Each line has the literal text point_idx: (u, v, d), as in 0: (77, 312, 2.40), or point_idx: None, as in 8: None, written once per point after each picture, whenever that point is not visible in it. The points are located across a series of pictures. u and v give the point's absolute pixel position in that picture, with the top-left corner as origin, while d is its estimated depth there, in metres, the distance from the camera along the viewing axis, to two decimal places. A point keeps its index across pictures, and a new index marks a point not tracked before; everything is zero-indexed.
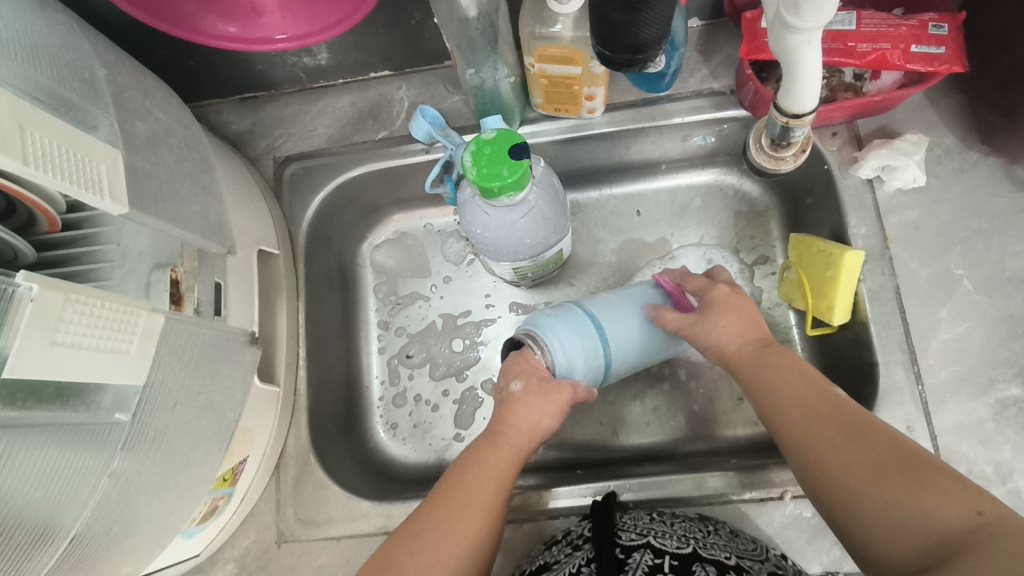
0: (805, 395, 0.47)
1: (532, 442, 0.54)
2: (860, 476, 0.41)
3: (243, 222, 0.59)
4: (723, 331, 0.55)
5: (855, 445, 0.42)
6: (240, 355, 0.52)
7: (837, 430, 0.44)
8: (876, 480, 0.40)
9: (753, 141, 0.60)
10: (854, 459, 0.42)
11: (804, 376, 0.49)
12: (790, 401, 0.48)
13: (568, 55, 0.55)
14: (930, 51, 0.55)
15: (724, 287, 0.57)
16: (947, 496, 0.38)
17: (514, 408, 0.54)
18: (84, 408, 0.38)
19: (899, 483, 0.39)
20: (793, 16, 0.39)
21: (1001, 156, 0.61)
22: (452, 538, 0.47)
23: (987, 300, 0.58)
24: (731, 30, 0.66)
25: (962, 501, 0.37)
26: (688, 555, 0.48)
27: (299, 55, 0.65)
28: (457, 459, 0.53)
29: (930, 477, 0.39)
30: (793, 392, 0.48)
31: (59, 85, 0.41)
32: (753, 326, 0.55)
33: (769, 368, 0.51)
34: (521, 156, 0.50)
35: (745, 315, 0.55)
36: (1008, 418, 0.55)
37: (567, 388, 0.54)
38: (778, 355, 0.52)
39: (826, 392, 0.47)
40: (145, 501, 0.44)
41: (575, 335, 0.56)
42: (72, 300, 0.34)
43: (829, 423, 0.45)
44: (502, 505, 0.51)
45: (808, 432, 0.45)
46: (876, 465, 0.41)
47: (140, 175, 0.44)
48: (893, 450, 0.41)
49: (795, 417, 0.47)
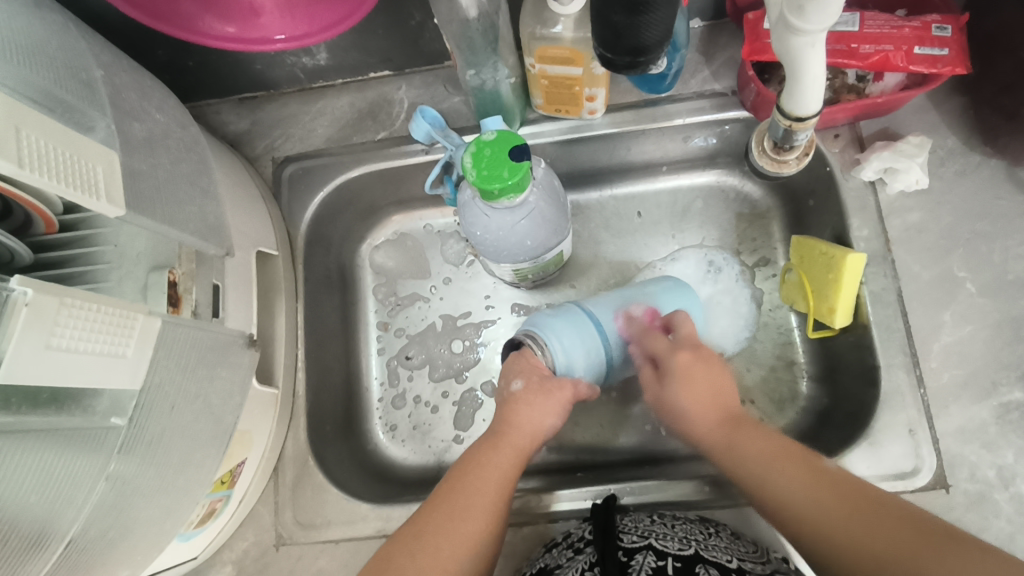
0: (791, 472, 0.46)
1: (533, 442, 0.54)
2: (887, 558, 0.39)
3: (242, 223, 0.59)
4: (690, 403, 0.54)
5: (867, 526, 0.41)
6: (238, 358, 0.51)
7: (840, 509, 0.42)
8: (905, 561, 0.38)
9: (755, 143, 0.60)
10: (874, 538, 0.40)
11: (778, 447, 0.48)
12: (785, 480, 0.46)
13: (569, 56, 0.55)
14: (933, 53, 0.55)
15: (689, 335, 0.57)
16: (977, 564, 0.36)
17: (515, 406, 0.54)
18: (80, 412, 0.38)
19: (928, 558, 0.37)
20: (797, 18, 0.39)
21: (1004, 157, 0.60)
22: (454, 539, 0.47)
23: (990, 302, 0.58)
24: (733, 31, 0.65)
25: (995, 570, 0.36)
26: (691, 557, 0.48)
27: (298, 55, 0.65)
28: (457, 461, 0.53)
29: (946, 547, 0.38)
30: (785, 469, 0.46)
31: (55, 86, 0.40)
32: (720, 394, 0.54)
33: (740, 449, 0.50)
34: (521, 158, 0.50)
35: (710, 382, 0.54)
36: (1012, 422, 0.55)
37: (568, 385, 0.54)
38: (753, 430, 0.51)
39: (809, 461, 0.47)
40: (141, 505, 0.43)
41: (576, 333, 0.56)
42: (67, 304, 0.34)
43: (831, 502, 0.43)
44: (503, 507, 0.50)
45: (811, 509, 0.44)
46: (892, 541, 0.39)
47: (137, 177, 0.43)
48: (902, 521, 0.40)
49: (794, 495, 0.45)
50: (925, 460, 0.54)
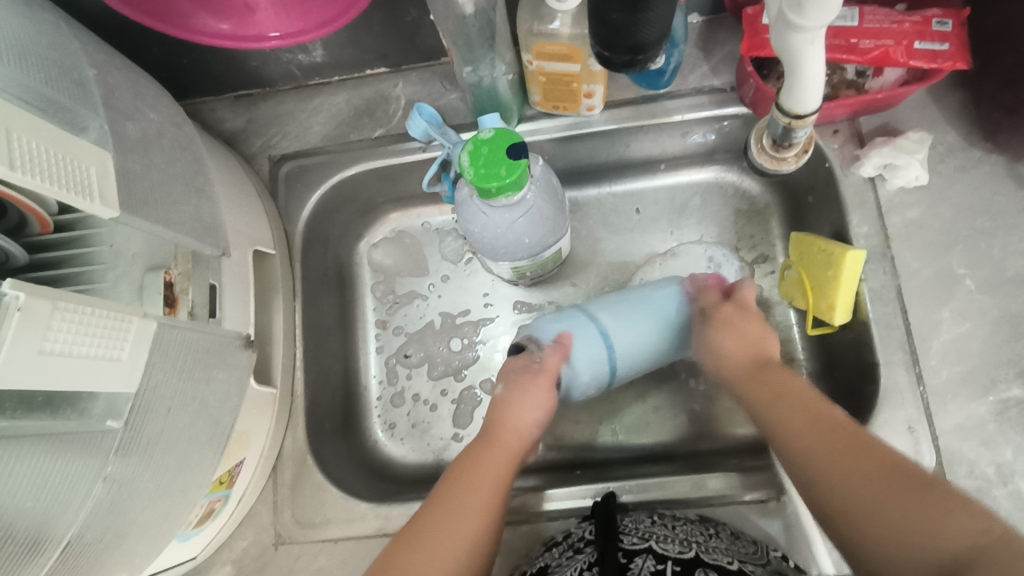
0: (798, 417, 0.47)
1: (523, 440, 0.55)
2: (869, 492, 0.40)
3: (238, 222, 0.58)
4: (723, 349, 0.56)
5: (856, 463, 0.41)
6: (235, 358, 0.51)
7: (840, 450, 0.43)
8: (884, 487, 0.39)
9: (755, 141, 0.60)
10: (868, 483, 0.40)
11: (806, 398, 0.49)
12: (790, 418, 0.48)
13: (566, 53, 0.55)
14: (934, 48, 0.55)
15: (729, 304, 0.58)
16: (957, 513, 0.36)
17: (505, 408, 0.55)
18: (75, 416, 0.38)
19: (902, 493, 0.39)
20: (796, 15, 0.38)
21: (1004, 153, 0.60)
22: (452, 537, 0.47)
23: (989, 299, 0.58)
24: (732, 26, 0.65)
25: (961, 521, 0.36)
26: (691, 560, 0.48)
27: (294, 52, 0.65)
28: (455, 461, 0.53)
29: (937, 501, 0.37)
30: (793, 411, 0.48)
31: (48, 87, 0.40)
32: (756, 342, 0.56)
33: (770, 387, 0.51)
34: (519, 156, 0.50)
35: (753, 334, 0.56)
36: (1010, 419, 0.55)
37: (540, 376, 0.55)
38: (782, 377, 0.52)
39: (825, 411, 0.47)
40: (139, 507, 0.43)
41: (565, 326, 0.58)
42: (60, 308, 0.33)
43: (830, 440, 0.44)
44: (499, 507, 0.50)
45: (813, 449, 0.44)
46: (880, 479, 0.40)
47: (130, 177, 0.43)
48: (883, 459, 0.41)
49: (800, 437, 0.46)
50: (924, 457, 0.54)
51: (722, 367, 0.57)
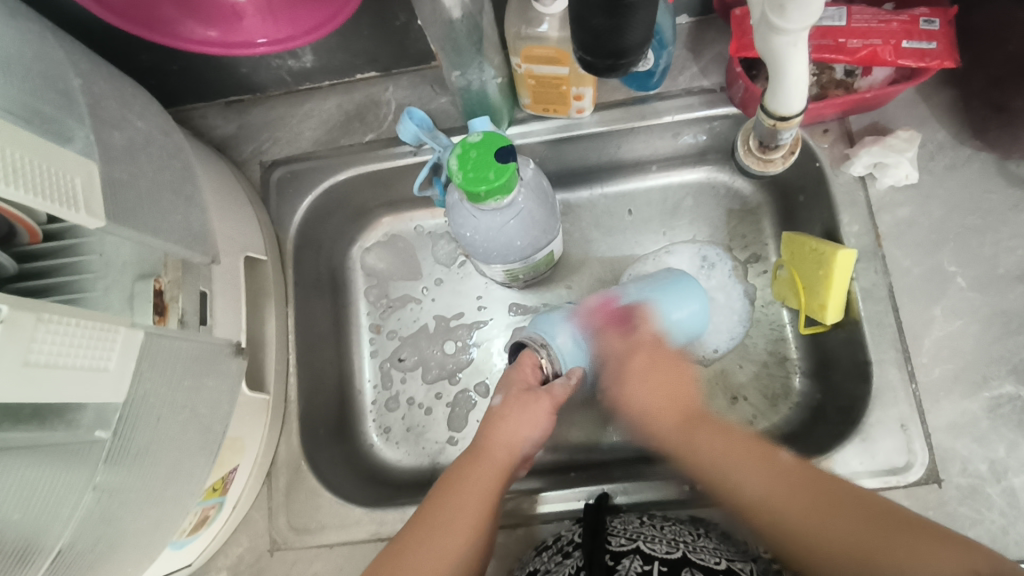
0: (754, 468, 0.49)
1: (513, 457, 0.53)
2: (864, 546, 0.43)
3: (228, 228, 0.58)
4: (651, 404, 0.57)
5: (835, 515, 0.45)
6: (225, 366, 0.51)
7: (814, 503, 0.46)
8: (880, 538, 0.42)
9: (742, 143, 0.60)
10: (859, 534, 0.43)
11: (749, 446, 0.51)
12: (751, 474, 0.49)
13: (555, 55, 0.55)
14: (922, 46, 0.55)
15: (642, 355, 0.59)
16: (941, 545, 0.41)
17: (493, 424, 0.54)
18: (64, 427, 0.39)
19: (893, 536, 0.42)
20: (778, 17, 0.38)
21: (993, 151, 0.60)
22: (435, 557, 0.47)
23: (981, 297, 0.58)
24: (721, 27, 0.65)
25: (957, 551, 0.40)
26: (678, 560, 0.48)
27: (284, 58, 0.65)
28: (443, 476, 0.53)
29: (921, 534, 0.42)
30: (750, 465, 0.50)
31: (32, 98, 0.40)
32: (679, 397, 0.57)
33: (699, 439, 0.53)
34: (508, 159, 0.50)
35: (670, 388, 0.57)
36: (1003, 416, 0.55)
37: (544, 395, 0.54)
38: (719, 430, 0.53)
39: (770, 454, 0.50)
40: (131, 517, 0.43)
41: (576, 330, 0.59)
42: (44, 320, 0.33)
43: (804, 494, 0.46)
44: (487, 521, 0.50)
45: (789, 514, 0.46)
46: (867, 529, 0.43)
47: (117, 187, 0.43)
48: (854, 501, 0.45)
49: (768, 494, 0.48)
50: (917, 455, 0.54)
51: (656, 431, 0.57)
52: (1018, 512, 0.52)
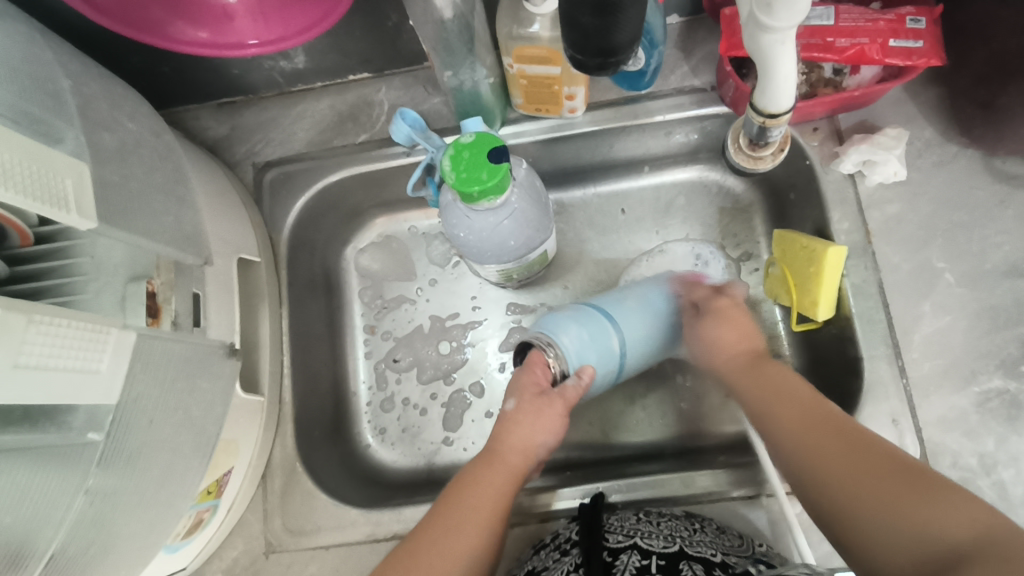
0: (801, 402, 0.49)
1: (528, 461, 0.54)
2: (856, 481, 0.41)
3: (220, 230, 0.58)
4: (720, 343, 0.57)
5: (847, 455, 0.43)
6: (218, 367, 0.51)
7: (838, 448, 0.44)
8: (875, 483, 0.40)
9: (733, 141, 0.61)
10: (869, 478, 0.41)
11: (804, 396, 0.50)
12: (785, 412, 0.49)
13: (546, 55, 0.55)
14: (908, 45, 0.55)
15: (725, 300, 0.59)
16: (953, 509, 0.37)
17: (508, 427, 0.54)
18: (54, 429, 0.38)
19: (896, 487, 0.39)
20: (766, 16, 0.39)
21: (980, 148, 0.61)
22: (450, 556, 0.47)
23: (969, 292, 0.58)
24: (711, 27, 0.66)
25: (949, 505, 0.37)
26: (675, 554, 0.49)
27: (276, 59, 0.65)
28: (453, 478, 0.53)
29: (929, 488, 0.39)
30: (792, 405, 0.49)
31: (21, 100, 0.40)
32: (749, 338, 0.58)
33: (764, 379, 0.53)
34: (501, 159, 0.50)
35: (744, 330, 0.58)
36: (992, 410, 0.55)
37: (556, 399, 0.54)
38: (776, 368, 0.54)
39: (822, 404, 0.48)
40: (123, 520, 0.43)
41: (583, 329, 0.56)
42: (36, 322, 0.33)
43: (829, 431, 0.46)
44: (499, 524, 0.50)
45: (806, 442, 0.46)
46: (868, 469, 0.41)
47: (107, 188, 0.43)
48: (887, 456, 0.42)
49: (789, 425, 0.48)
50: (908, 449, 0.55)
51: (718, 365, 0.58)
52: (1007, 505, 0.53)
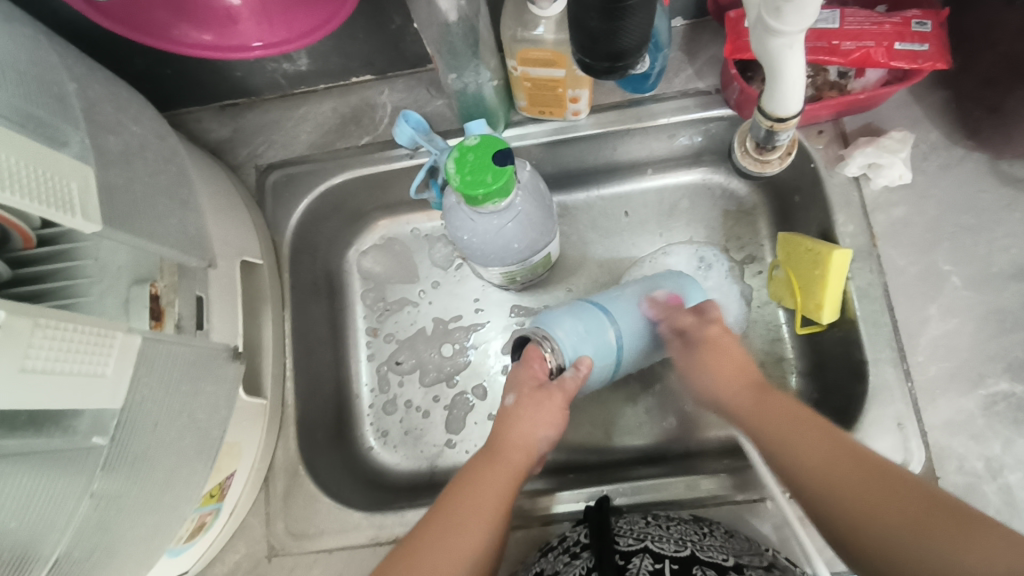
0: (811, 437, 0.47)
1: (531, 456, 0.54)
2: (903, 531, 0.39)
3: (223, 232, 0.58)
4: (721, 375, 0.57)
5: (883, 503, 0.41)
6: (222, 370, 0.50)
7: (862, 481, 0.43)
8: (923, 533, 0.38)
9: (739, 144, 0.61)
10: (902, 512, 0.40)
11: (810, 420, 0.49)
12: (795, 440, 0.48)
13: (551, 58, 0.55)
14: (914, 48, 0.55)
15: (717, 325, 0.58)
16: (990, 541, 0.36)
17: (508, 420, 0.54)
18: (60, 433, 0.39)
19: (946, 535, 0.38)
20: (774, 20, 0.38)
21: (985, 151, 0.61)
22: (455, 556, 0.47)
23: (975, 295, 0.58)
24: (715, 29, 0.65)
25: (1000, 545, 0.35)
26: (688, 558, 0.48)
27: (279, 62, 0.65)
28: (456, 476, 0.53)
29: (976, 531, 0.37)
30: (804, 434, 0.48)
31: (26, 102, 0.40)
32: (745, 368, 0.57)
33: (768, 414, 0.51)
34: (505, 162, 0.50)
35: (735, 361, 0.57)
36: (998, 414, 0.55)
37: (556, 392, 0.53)
38: (782, 402, 0.52)
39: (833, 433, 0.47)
40: (127, 524, 0.43)
41: (578, 322, 0.56)
42: (41, 325, 0.33)
43: (852, 476, 0.43)
44: (502, 521, 0.50)
45: (838, 496, 0.43)
46: (901, 506, 0.40)
47: (112, 192, 0.43)
48: (924, 499, 0.40)
49: (811, 475, 0.45)
50: (914, 453, 0.55)
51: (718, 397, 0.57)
52: (1014, 509, 0.53)
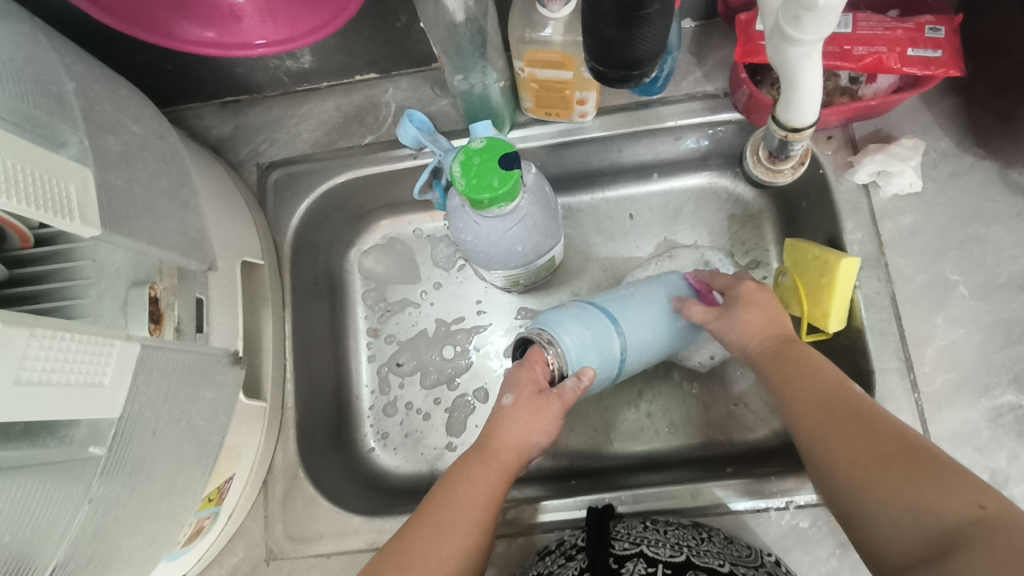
0: (819, 384, 0.47)
1: (521, 458, 0.52)
2: (865, 466, 0.40)
3: (223, 232, 0.57)
4: (748, 326, 0.54)
5: (860, 443, 0.41)
6: (222, 376, 0.50)
7: (849, 425, 0.43)
8: (882, 472, 0.39)
9: (752, 152, 0.62)
10: (875, 453, 0.40)
11: (824, 371, 0.48)
12: (797, 385, 0.48)
13: (558, 60, 0.54)
14: (927, 54, 0.54)
15: (751, 284, 0.57)
16: (955, 491, 0.36)
17: (503, 422, 0.52)
18: (56, 442, 0.38)
19: (906, 474, 0.38)
20: (792, 28, 0.37)
21: (996, 159, 0.60)
22: (444, 555, 0.46)
23: (983, 305, 0.58)
24: (724, 31, 0.65)
25: (961, 492, 0.36)
26: (682, 564, 0.48)
27: (282, 59, 0.64)
28: (445, 474, 0.52)
29: (940, 473, 0.37)
30: (810, 381, 0.47)
31: (25, 102, 0.39)
32: (776, 319, 0.54)
33: (786, 360, 0.50)
34: (511, 166, 0.49)
35: (771, 314, 0.54)
36: (1004, 426, 0.55)
37: (554, 400, 0.52)
38: (805, 352, 0.50)
39: (842, 381, 0.46)
40: (124, 532, 0.42)
41: (586, 330, 0.55)
42: (37, 335, 0.32)
43: (841, 416, 0.43)
44: (490, 521, 0.49)
45: (824, 433, 0.43)
46: (877, 452, 0.40)
47: (111, 193, 0.42)
48: (900, 441, 0.40)
49: (809, 413, 0.45)
50: None
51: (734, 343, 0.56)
52: None
